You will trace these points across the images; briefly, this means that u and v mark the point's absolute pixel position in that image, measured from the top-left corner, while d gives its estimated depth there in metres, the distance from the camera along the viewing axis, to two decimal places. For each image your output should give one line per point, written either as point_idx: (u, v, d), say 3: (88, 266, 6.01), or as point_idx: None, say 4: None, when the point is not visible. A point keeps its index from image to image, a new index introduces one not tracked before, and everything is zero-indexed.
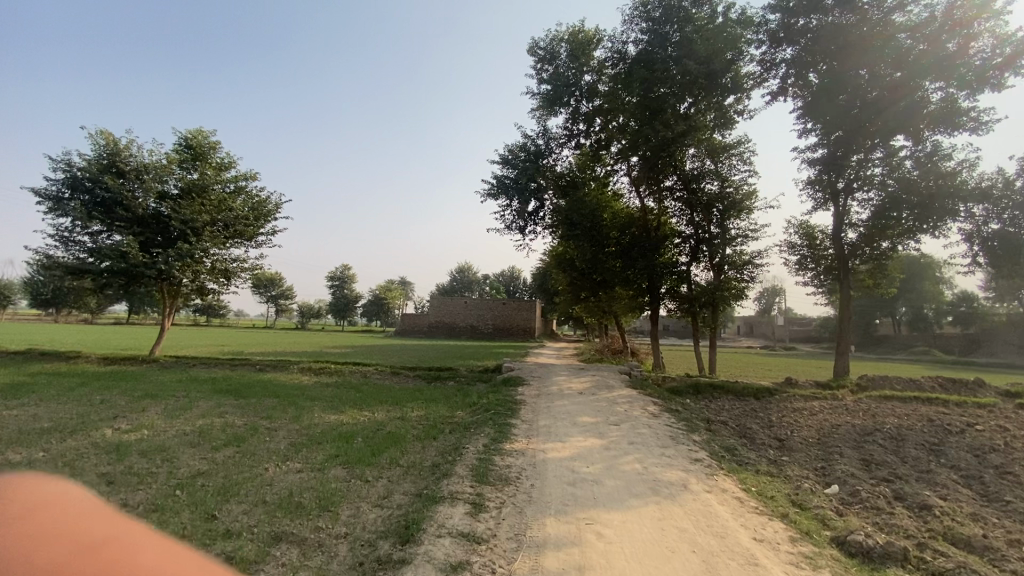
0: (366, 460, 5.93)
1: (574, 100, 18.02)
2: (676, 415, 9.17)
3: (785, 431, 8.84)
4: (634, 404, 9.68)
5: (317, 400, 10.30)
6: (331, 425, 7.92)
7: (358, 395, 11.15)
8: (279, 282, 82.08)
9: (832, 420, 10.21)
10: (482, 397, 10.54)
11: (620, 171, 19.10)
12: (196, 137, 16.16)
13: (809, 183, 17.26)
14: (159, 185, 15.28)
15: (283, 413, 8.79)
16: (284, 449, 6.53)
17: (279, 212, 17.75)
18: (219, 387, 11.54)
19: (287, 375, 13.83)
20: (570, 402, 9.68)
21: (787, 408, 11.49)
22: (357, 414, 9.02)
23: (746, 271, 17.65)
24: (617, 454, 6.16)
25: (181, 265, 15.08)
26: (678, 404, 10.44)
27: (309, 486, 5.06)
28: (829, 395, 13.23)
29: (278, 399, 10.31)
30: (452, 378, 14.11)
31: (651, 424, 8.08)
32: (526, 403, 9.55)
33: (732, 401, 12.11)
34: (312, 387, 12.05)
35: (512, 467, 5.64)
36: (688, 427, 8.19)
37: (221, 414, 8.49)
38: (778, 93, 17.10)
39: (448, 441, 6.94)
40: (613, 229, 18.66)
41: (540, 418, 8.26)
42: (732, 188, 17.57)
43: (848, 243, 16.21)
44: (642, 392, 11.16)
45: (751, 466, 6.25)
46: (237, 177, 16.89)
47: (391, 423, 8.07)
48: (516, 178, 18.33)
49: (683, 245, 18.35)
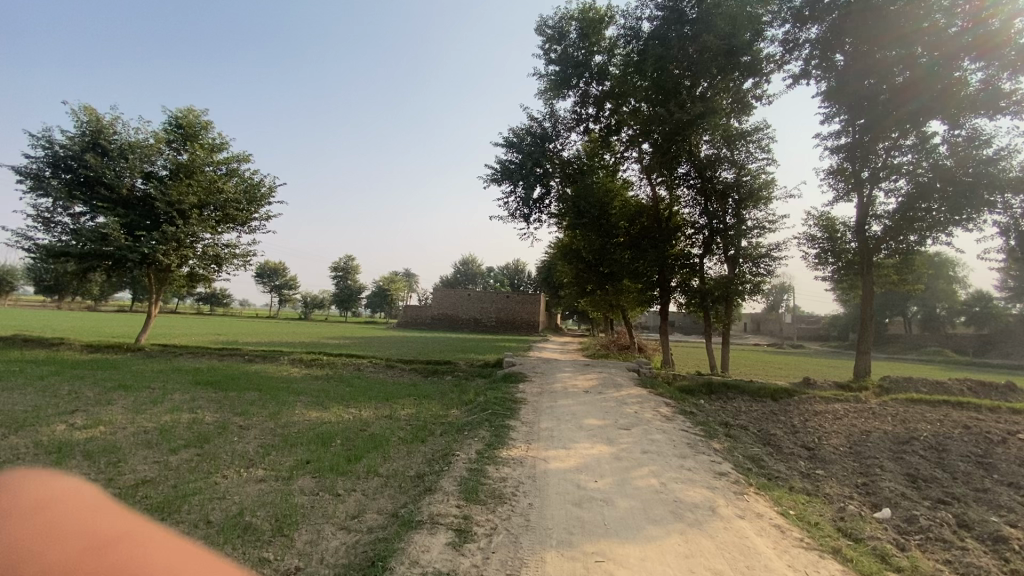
0: (339, 468, 5.15)
1: (583, 83, 17.12)
2: (691, 418, 8.35)
3: (813, 438, 8.00)
4: (646, 405, 8.87)
5: (302, 395, 9.55)
6: (311, 424, 7.16)
7: (347, 390, 10.40)
8: (283, 272, 81.64)
9: (861, 426, 9.37)
10: (480, 394, 9.75)
11: (631, 158, 18.25)
12: (186, 116, 15.41)
13: (831, 173, 16.37)
14: (145, 164, 14.55)
15: (261, 409, 8.03)
16: (252, 451, 5.77)
17: (273, 196, 17.05)
18: (200, 379, 10.81)
19: (276, 367, 13.08)
20: (575, 402, 8.88)
21: (809, 411, 10.67)
22: (342, 411, 8.26)
23: (762, 264, 16.73)
24: (630, 465, 5.34)
25: (167, 249, 14.32)
26: (692, 406, 9.63)
27: (269, 501, 4.29)
28: (851, 397, 12.38)
29: (260, 392, 9.57)
30: (451, 373, 13.35)
31: (666, 429, 7.26)
32: (526, 402, 8.77)
33: (749, 402, 11.29)
34: (299, 381, 11.30)
35: (508, 480, 4.84)
36: (706, 432, 7.39)
37: (192, 409, 7.75)
38: (800, 77, 16.16)
39: (438, 447, 6.14)
40: (622, 219, 17.82)
41: (542, 420, 7.46)
42: (749, 176, 16.66)
43: (872, 237, 15.35)
44: (653, 392, 10.36)
45: (783, 482, 5.44)
46: (230, 158, 16.15)
47: (377, 423, 7.30)
48: (520, 164, 17.38)
49: (696, 236, 17.44)
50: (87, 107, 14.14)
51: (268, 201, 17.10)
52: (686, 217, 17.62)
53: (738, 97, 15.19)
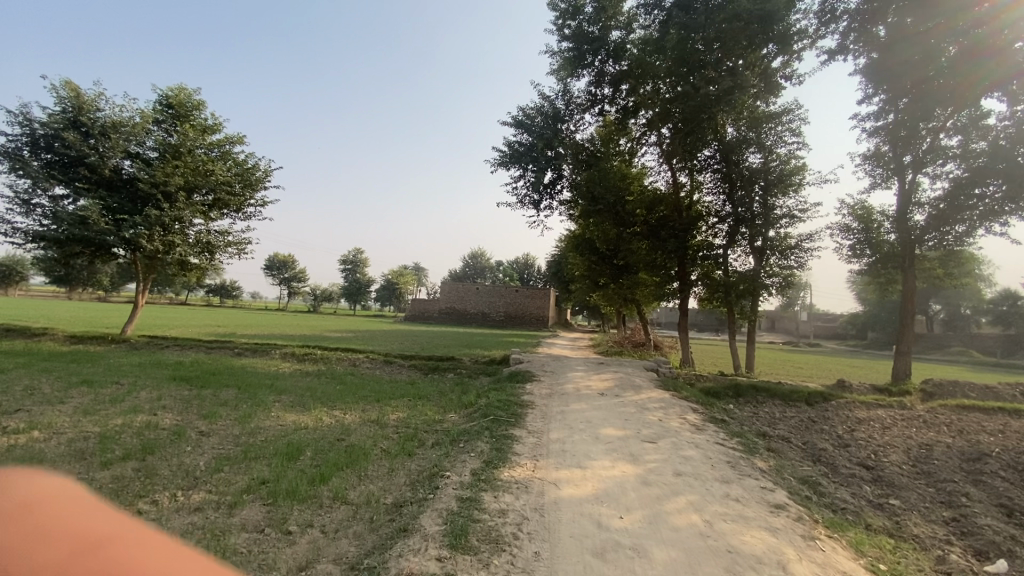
0: (299, 494, 4.13)
1: (599, 61, 15.87)
2: (724, 428, 7.23)
3: (869, 454, 6.84)
4: (670, 412, 7.75)
5: (285, 395, 8.56)
6: (282, 431, 6.14)
7: (337, 389, 9.41)
8: (291, 265, 81.27)
9: (918, 438, 8.19)
10: (482, 396, 8.70)
11: (649, 142, 17.14)
12: (178, 95, 14.58)
13: (867, 159, 15.14)
14: (130, 144, 13.73)
15: (231, 411, 7.06)
16: (201, 467, 4.77)
17: (269, 180, 16.19)
18: (178, 374, 9.88)
19: (265, 362, 12.14)
20: (589, 407, 7.79)
21: (851, 419, 9.51)
22: (324, 414, 7.26)
23: (792, 257, 15.37)
24: (662, 495, 4.25)
25: (151, 234, 13.41)
26: (721, 412, 8.51)
27: (196, 545, 3.28)
28: (895, 403, 11.18)
29: (238, 391, 8.61)
30: (452, 370, 12.34)
31: (699, 442, 6.14)
32: (533, 406, 7.70)
33: (782, 408, 10.14)
34: (285, 378, 10.32)
35: (509, 515, 3.77)
36: (744, 446, 6.28)
37: (152, 411, 6.78)
38: (835, 53, 14.89)
39: (426, 462, 5.10)
40: (639, 206, 16.88)
41: (552, 430, 6.39)
42: (777, 160, 15.35)
43: (915, 227, 14.07)
44: (675, 395, 9.24)
45: (856, 518, 4.32)
46: (222, 141, 15.26)
47: (360, 430, 6.27)
48: (530, 146, 16.15)
49: (719, 226, 16.09)
50: (67, 83, 13.27)
51: (263, 185, 16.21)
52: (708, 206, 16.35)
53: (767, 79, 13.86)
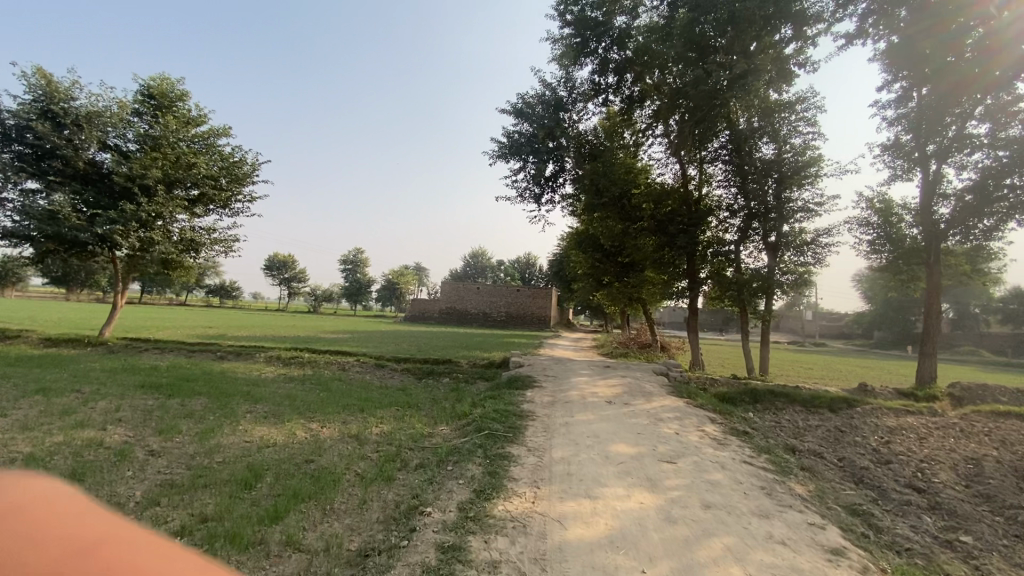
0: (243, 538, 3.33)
1: (602, 47, 15.00)
2: (749, 443, 6.41)
3: (915, 473, 6.02)
4: (687, 424, 6.93)
5: (260, 404, 7.77)
6: (245, 450, 5.35)
7: (321, 397, 8.64)
8: (292, 266, 80.64)
9: (962, 451, 7.36)
10: (478, 405, 7.90)
11: (656, 135, 16.37)
12: (159, 84, 13.87)
13: (887, 149, 14.29)
14: (108, 135, 13.03)
15: (193, 424, 6.26)
16: (134, 499, 3.97)
17: (257, 175, 15.41)
18: (149, 381, 9.12)
19: (247, 366, 11.34)
20: (597, 418, 7.00)
21: (881, 428, 8.68)
22: (300, 426, 6.48)
23: (809, 253, 14.45)
24: (692, 538, 3.45)
25: (127, 230, 12.58)
26: (742, 421, 7.70)
27: None
28: (925, 410, 10.38)
29: (210, 400, 7.84)
30: (448, 375, 11.55)
31: (724, 462, 5.34)
32: (534, 417, 6.91)
33: (804, 416, 9.31)
34: (266, 384, 9.53)
35: (501, 570, 2.96)
36: (776, 466, 5.47)
37: (102, 426, 6.00)
38: (854, 37, 14.08)
39: (407, 492, 4.29)
40: (646, 199, 16.31)
41: (555, 446, 5.58)
42: (791, 152, 14.51)
43: (942, 220, 13.26)
44: (690, 403, 8.42)
45: (929, 565, 3.52)
46: (207, 133, 14.50)
47: (335, 448, 5.47)
48: (531, 136, 15.29)
49: (730, 221, 15.27)
50: (38, 72, 12.52)
51: (251, 180, 15.45)
52: (718, 199, 15.55)
53: (780, 65, 13.05)
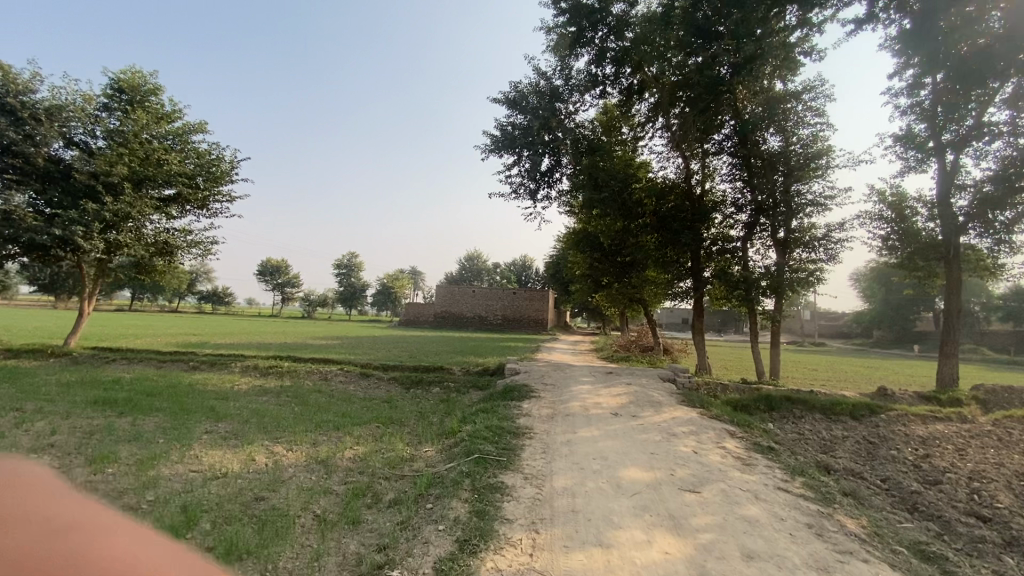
0: None
1: (598, 37, 14.17)
2: (777, 462, 5.61)
3: (971, 496, 5.24)
4: (705, 440, 6.11)
5: (222, 423, 6.89)
6: (190, 482, 4.52)
7: (295, 412, 7.78)
8: (284, 271, 79.55)
9: (1011, 464, 6.61)
10: (468, 419, 7.07)
11: (656, 128, 15.59)
12: (130, 78, 13.06)
13: (898, 140, 13.55)
14: (73, 131, 12.11)
15: (135, 450, 5.39)
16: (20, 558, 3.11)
17: (235, 173, 14.55)
18: (104, 396, 8.21)
19: (219, 378, 10.45)
20: (602, 434, 6.17)
21: (912, 439, 7.89)
22: (261, 450, 5.63)
23: (821, 250, 13.63)
24: None
25: (88, 231, 11.66)
26: (763, 435, 6.90)
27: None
28: (954, 416, 9.64)
29: (166, 418, 6.95)
30: (438, 384, 10.67)
31: (756, 490, 4.51)
32: (531, 435, 6.08)
33: (826, 425, 8.52)
34: (236, 398, 8.66)
35: None
36: (815, 493, 4.68)
37: (27, 454, 5.14)
38: (864, 23, 13.36)
39: (374, 542, 3.44)
40: (647, 194, 15.23)
41: (557, 473, 4.74)
42: (800, 144, 13.70)
43: (961, 213, 12.57)
44: (704, 414, 7.59)
45: None
46: (180, 129, 13.63)
47: (294, 480, 4.62)
48: (526, 129, 14.50)
49: (736, 216, 14.51)
50: None
51: (230, 178, 14.59)
52: (723, 194, 14.81)
53: (787, 56, 12.13)
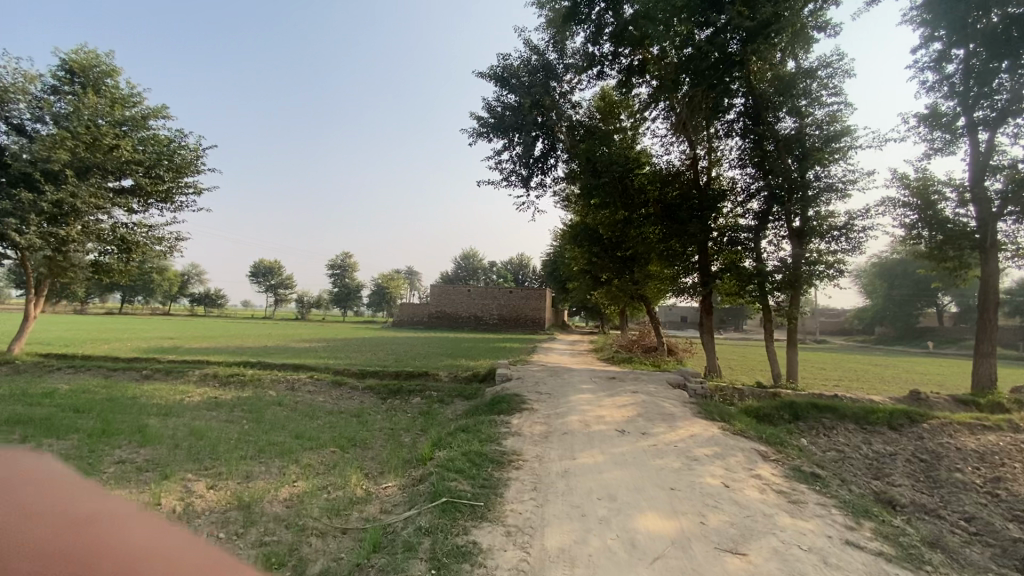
0: None
1: (596, 12, 12.90)
2: (831, 497, 4.40)
3: None
4: (734, 467, 4.91)
5: (144, 449, 5.65)
6: (90, 507, 3.82)
7: (242, 431, 6.58)
8: (278, 272, 78.32)
9: None
10: (445, 440, 5.84)
11: (658, 110, 14.36)
12: (81, 58, 11.85)
13: (924, 118, 12.35)
14: (13, 114, 10.93)
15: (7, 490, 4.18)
16: None
17: (200, 164, 13.33)
18: (22, 414, 6.99)
19: (170, 389, 9.23)
20: (608, 462, 4.94)
21: (969, 455, 6.70)
22: (175, 489, 4.42)
23: (841, 240, 12.41)
24: None
25: (25, 224, 10.50)
26: (801, 457, 5.70)
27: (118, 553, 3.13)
28: (1004, 425, 8.48)
29: (79, 443, 5.72)
30: (419, 393, 9.45)
31: (822, 549, 3.30)
32: (518, 464, 4.85)
33: (864, 439, 7.33)
34: (179, 413, 7.44)
35: None
36: (896, 548, 3.48)
37: None
38: None
39: None
40: (650, 181, 14.09)
41: (552, 525, 3.52)
42: (816, 126, 12.42)
43: (995, 196, 11.37)
44: (726, 430, 6.40)
45: None
46: (138, 113, 12.41)
47: (194, 538, 3.41)
48: (517, 109, 13.36)
49: (747, 203, 13.31)
50: None
51: (195, 168, 13.37)
52: (732, 181, 13.66)
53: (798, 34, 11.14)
